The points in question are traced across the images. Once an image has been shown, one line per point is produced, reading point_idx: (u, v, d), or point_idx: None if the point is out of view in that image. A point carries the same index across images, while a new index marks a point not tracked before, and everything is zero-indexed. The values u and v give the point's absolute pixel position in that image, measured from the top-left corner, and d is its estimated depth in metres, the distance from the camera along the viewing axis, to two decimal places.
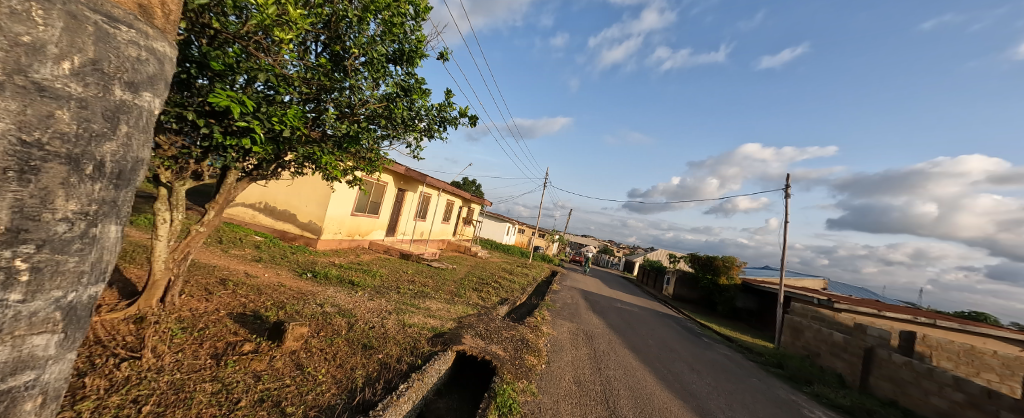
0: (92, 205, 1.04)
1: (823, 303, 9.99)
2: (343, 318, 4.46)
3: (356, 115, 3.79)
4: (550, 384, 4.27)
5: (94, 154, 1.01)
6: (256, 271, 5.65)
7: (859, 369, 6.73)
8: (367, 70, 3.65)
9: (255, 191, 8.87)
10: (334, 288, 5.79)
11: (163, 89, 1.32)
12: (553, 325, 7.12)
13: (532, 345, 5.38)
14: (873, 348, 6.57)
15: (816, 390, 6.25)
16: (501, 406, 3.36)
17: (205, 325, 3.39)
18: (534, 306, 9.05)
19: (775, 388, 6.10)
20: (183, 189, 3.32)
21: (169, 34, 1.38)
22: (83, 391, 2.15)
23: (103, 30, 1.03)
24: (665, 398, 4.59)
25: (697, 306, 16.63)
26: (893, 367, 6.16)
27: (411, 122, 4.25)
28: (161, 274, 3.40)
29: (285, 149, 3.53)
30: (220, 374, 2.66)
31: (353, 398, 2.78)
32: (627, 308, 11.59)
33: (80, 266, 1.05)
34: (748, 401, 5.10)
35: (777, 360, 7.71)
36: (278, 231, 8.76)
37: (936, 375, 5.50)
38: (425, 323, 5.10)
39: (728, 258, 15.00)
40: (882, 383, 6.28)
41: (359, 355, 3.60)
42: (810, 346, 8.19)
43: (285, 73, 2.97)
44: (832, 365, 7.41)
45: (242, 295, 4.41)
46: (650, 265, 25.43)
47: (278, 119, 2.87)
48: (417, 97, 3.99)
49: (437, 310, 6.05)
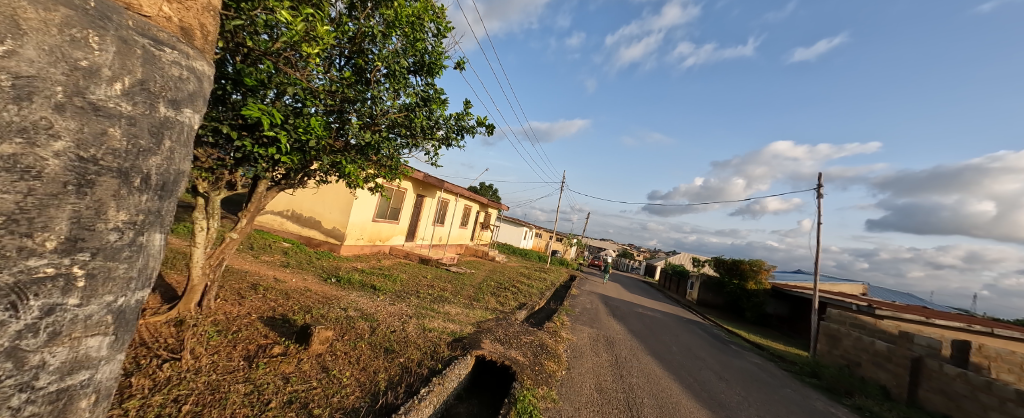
0: (140, 214, 1.11)
1: (864, 308, 9.38)
2: (366, 322, 4.57)
3: (377, 125, 3.89)
4: (571, 391, 4.20)
5: (141, 168, 1.08)
6: (284, 276, 5.88)
7: (907, 382, 6.24)
8: (388, 81, 3.76)
9: (283, 199, 9.28)
10: (357, 292, 5.97)
11: (203, 106, 1.40)
12: (573, 331, 7.04)
13: (551, 351, 5.32)
14: (921, 358, 6.11)
15: (858, 403, 5.86)
16: (521, 411, 3.34)
17: (238, 328, 3.55)
18: (553, 310, 8.97)
19: (812, 400, 5.75)
20: (219, 198, 3.51)
21: (208, 53, 1.49)
22: (129, 389, 2.29)
23: (150, 52, 1.11)
24: (691, 407, 4.43)
25: (723, 313, 15.97)
26: (947, 379, 5.66)
27: (430, 130, 4.32)
28: (199, 280, 3.58)
29: (311, 159, 3.67)
30: (252, 376, 2.77)
31: (376, 401, 2.82)
32: (649, 313, 11.29)
33: (128, 272, 1.12)
34: (782, 412, 4.84)
35: (811, 369, 7.29)
36: (304, 237, 9.10)
37: (997, 389, 4.98)
38: (444, 327, 5.16)
39: (756, 261, 14.38)
40: (933, 396, 5.80)
41: (381, 358, 3.68)
42: (849, 355, 7.69)
43: (311, 86, 3.10)
44: (874, 376, 6.91)
45: (271, 299, 4.59)
46: (673, 269, 24.72)
47: (303, 130, 3.00)
48: (436, 107, 4.08)
49: (456, 314, 6.09)
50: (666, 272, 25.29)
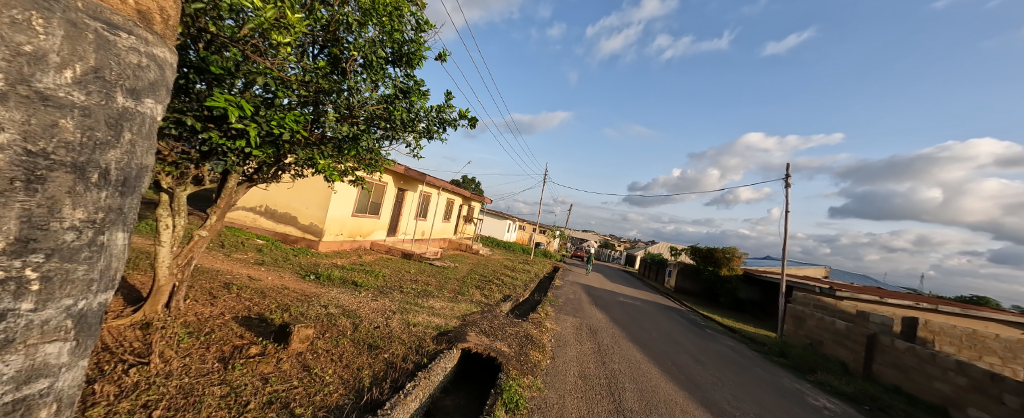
0: (99, 213, 1.04)
1: (826, 291, 10.03)
2: (348, 319, 4.49)
3: (355, 117, 3.77)
4: (556, 379, 4.30)
5: (99, 162, 1.01)
6: (259, 274, 5.66)
7: (863, 357, 6.75)
8: (365, 72, 3.64)
9: (255, 194, 8.88)
10: (338, 288, 5.84)
11: (164, 96, 1.31)
12: (557, 321, 7.18)
13: (536, 341, 5.41)
14: (876, 335, 6.60)
15: (820, 378, 6.29)
16: (508, 401, 3.39)
17: (211, 329, 3.41)
18: (537, 302, 9.10)
19: (780, 378, 6.12)
20: (185, 194, 3.31)
21: (168, 39, 1.40)
22: (93, 397, 2.16)
23: (103, 37, 1.03)
24: (670, 389, 4.64)
25: (699, 299, 16.68)
26: (897, 353, 6.14)
27: (411, 123, 4.23)
28: (166, 280, 3.39)
29: (285, 152, 3.53)
30: (228, 377, 2.68)
31: (360, 398, 2.80)
32: (630, 301, 11.65)
33: (89, 273, 1.05)
34: (753, 391, 5.14)
35: (779, 349, 7.76)
36: (279, 234, 8.76)
37: (940, 360, 5.46)
38: (429, 322, 5.14)
39: (729, 249, 15.05)
40: (886, 369, 6.30)
41: (365, 355, 3.63)
42: (813, 334, 8.22)
43: (282, 76, 2.96)
44: (834, 353, 7.43)
45: (246, 298, 4.42)
46: (652, 258, 25.52)
47: (276, 122, 2.87)
48: (416, 99, 4.00)
49: (441, 308, 6.07)
50: (646, 261, 26.07)
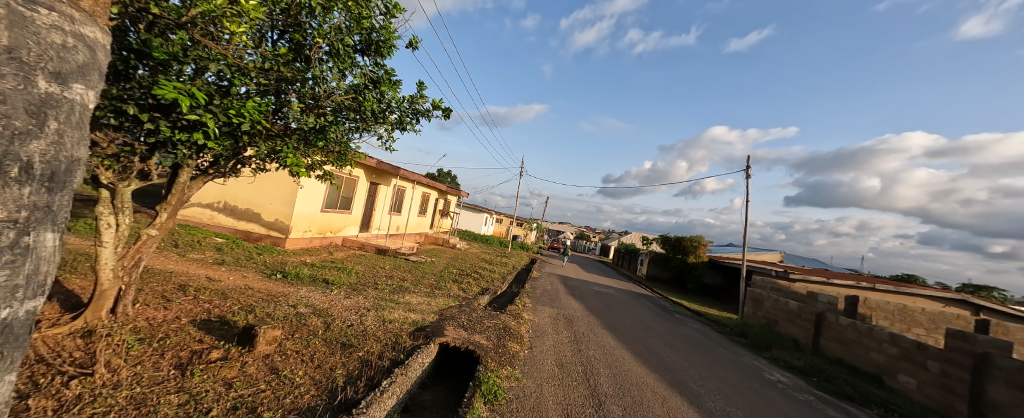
0: (21, 211, 0.93)
1: (781, 274, 10.82)
2: (319, 318, 4.33)
3: (322, 107, 3.59)
4: (534, 369, 4.38)
5: (18, 154, 0.89)
6: (219, 275, 5.32)
7: (812, 333, 7.37)
8: (331, 60, 3.46)
9: (212, 189, 8.29)
10: (307, 287, 5.60)
11: (97, 81, 1.19)
12: (534, 312, 7.30)
13: (514, 333, 5.48)
14: (823, 313, 7.22)
15: (776, 355, 6.82)
16: (486, 393, 3.43)
17: (165, 334, 3.18)
18: (515, 294, 9.19)
19: (741, 356, 6.58)
20: (129, 190, 3.03)
21: (100, 17, 1.25)
22: (26, 414, 1.96)
23: (17, 13, 0.91)
24: (641, 372, 4.86)
25: (669, 285, 17.50)
26: (839, 328, 6.76)
27: (382, 114, 4.09)
28: (110, 284, 3.10)
29: (245, 145, 3.31)
30: (186, 385, 2.52)
31: (334, 398, 2.72)
32: (604, 290, 12.04)
33: (12, 279, 0.94)
34: (717, 370, 5.49)
35: (740, 330, 8.31)
36: (241, 231, 8.25)
37: (876, 333, 6.06)
38: (405, 318, 5.06)
39: (696, 238, 15.84)
40: (831, 344, 6.92)
41: (338, 354, 3.54)
42: (769, 315, 8.87)
43: (238, 63, 2.76)
44: (788, 331, 8.06)
45: (205, 301, 4.15)
46: (625, 248, 26.41)
47: (234, 113, 2.68)
48: (387, 89, 3.86)
49: (417, 303, 6.00)
50: (619, 251, 26.95)
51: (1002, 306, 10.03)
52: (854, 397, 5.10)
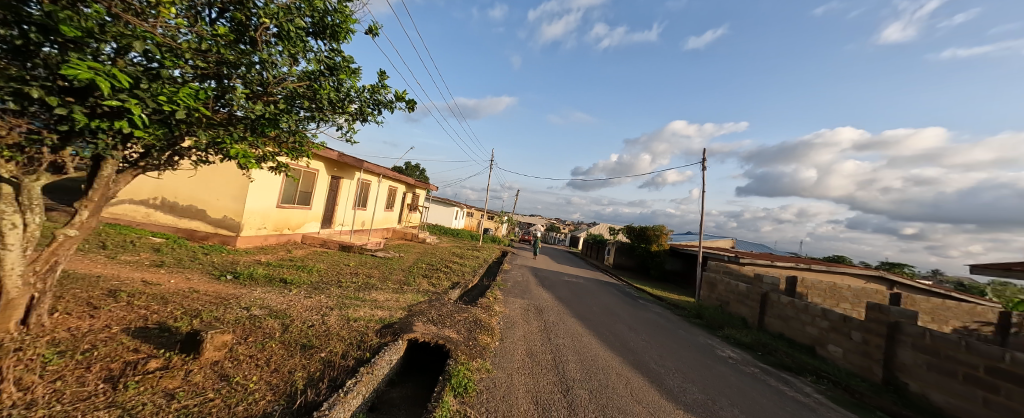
0: None
1: (733, 259, 11.67)
2: (276, 320, 4.09)
3: (271, 95, 3.33)
4: (504, 360, 4.43)
5: None
6: (158, 278, 4.84)
7: (758, 312, 8.04)
8: (281, 44, 3.21)
9: (146, 184, 7.51)
10: (262, 288, 5.26)
11: None
12: (505, 304, 7.36)
13: (485, 325, 5.49)
14: (767, 293, 7.89)
15: (727, 333, 7.38)
16: (456, 386, 3.42)
17: (91, 346, 2.85)
18: (486, 287, 9.21)
19: (697, 336, 7.05)
20: (39, 185, 2.66)
21: None
22: None
23: None
24: (608, 357, 5.07)
25: (634, 273, 18.32)
26: (780, 306, 7.44)
27: (341, 103, 3.87)
28: (20, 292, 2.70)
29: (182, 134, 3.00)
30: (119, 399, 2.28)
31: (293, 402, 2.59)
32: (574, 280, 12.37)
33: None
34: (676, 350, 5.85)
35: (697, 312, 8.90)
36: (184, 230, 7.56)
37: (810, 309, 6.72)
38: (372, 315, 4.91)
39: (658, 227, 16.65)
40: (774, 320, 7.60)
41: (297, 356, 3.37)
42: (722, 297, 9.57)
43: (169, 42, 2.48)
44: (738, 311, 8.75)
45: (140, 306, 3.77)
46: (593, 239, 27.25)
47: (166, 98, 2.41)
48: (345, 77, 3.65)
49: (384, 300, 5.84)
50: (588, 242, 27.75)
51: (913, 281, 11.51)
52: (792, 367, 5.66)
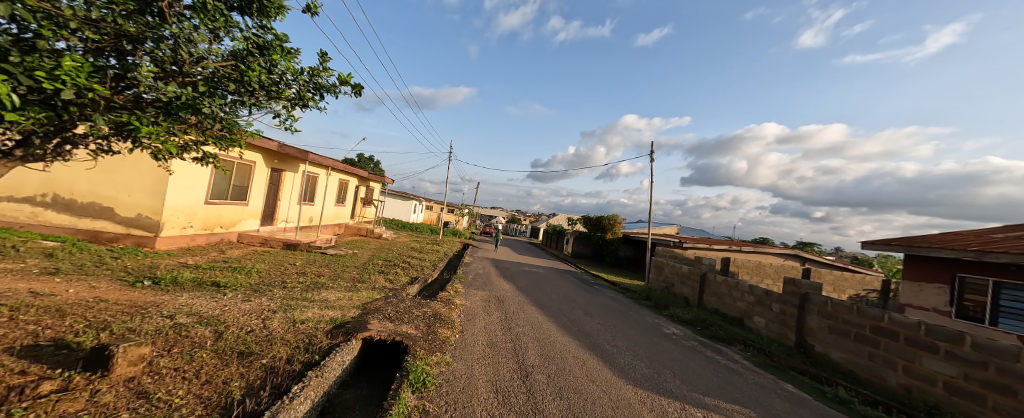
0: None
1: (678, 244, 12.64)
2: (207, 328, 3.70)
3: (189, 75, 2.95)
4: (464, 352, 4.42)
5: None
6: (52, 288, 4.14)
7: (698, 291, 8.82)
8: (198, 17, 2.84)
9: (32, 179, 6.39)
10: (190, 293, 4.73)
11: None
12: (466, 296, 7.33)
13: (445, 319, 5.43)
14: (706, 273, 8.67)
15: (671, 312, 8.02)
16: (414, 382, 3.35)
17: None
18: (446, 280, 9.09)
19: (645, 316, 7.58)
20: None
21: None
22: None
23: None
24: (565, 341, 5.27)
25: (591, 261, 19.16)
26: (716, 284, 8.23)
27: (276, 87, 3.52)
28: None
29: (74, 119, 2.56)
30: None
31: (229, 413, 2.37)
32: (534, 270, 12.64)
33: None
34: (627, 330, 6.23)
35: (646, 294, 9.54)
36: (86, 231, 6.52)
37: (739, 286, 7.50)
38: (321, 316, 4.63)
39: (612, 216, 17.49)
40: (711, 298, 8.38)
41: (234, 365, 3.09)
42: (668, 279, 10.35)
43: (46, 7, 2.08)
44: (682, 291, 9.53)
45: (28, 322, 3.20)
46: (553, 229, 27.98)
47: (46, 74, 2.03)
48: (279, 58, 3.32)
49: (336, 299, 5.54)
50: (548, 232, 28.44)
51: (823, 258, 13.28)
52: (724, 338, 6.31)
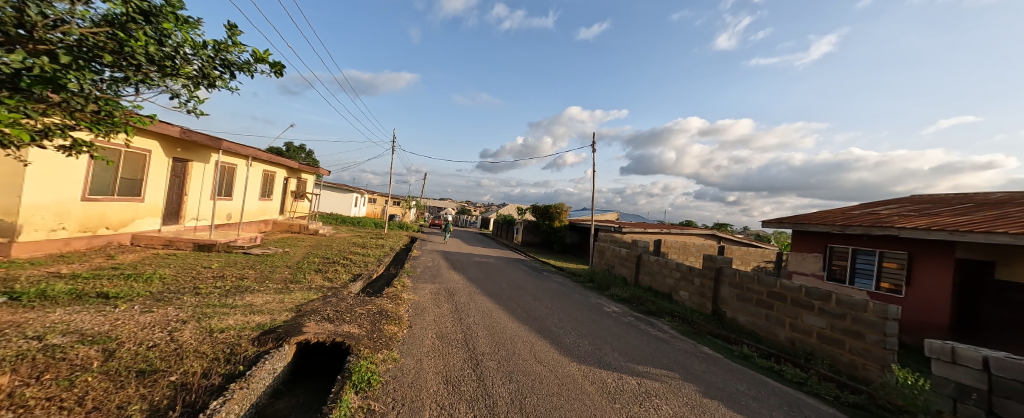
0: None
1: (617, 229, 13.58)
2: (92, 347, 3.11)
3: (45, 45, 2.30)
4: (412, 347, 4.31)
5: None
6: None
7: (635, 271, 9.60)
8: None
9: None
10: (66, 308, 3.92)
11: None
12: (414, 290, 7.12)
13: (391, 315, 5.23)
14: (641, 254, 9.46)
15: (612, 292, 8.64)
16: (358, 382, 3.19)
17: None
18: (392, 276, 8.74)
19: (589, 298, 8.06)
20: None
21: None
22: None
23: None
24: (515, 327, 5.41)
25: (540, 248, 19.79)
26: (649, 264, 9.02)
27: (171, 62, 2.95)
28: None
29: None
30: None
31: None
32: (484, 260, 12.69)
33: None
34: (573, 312, 6.58)
35: (590, 277, 10.14)
36: None
37: (668, 264, 8.32)
38: (246, 322, 4.17)
39: (559, 205, 18.17)
40: (645, 277, 9.18)
41: (131, 385, 2.65)
42: (609, 261, 11.11)
43: None
44: (621, 272, 10.30)
45: None
46: (504, 219, 28.28)
47: None
48: (175, 27, 2.76)
49: (264, 303, 5.02)
50: (499, 222, 28.64)
51: (736, 236, 15.26)
52: (656, 312, 6.98)
